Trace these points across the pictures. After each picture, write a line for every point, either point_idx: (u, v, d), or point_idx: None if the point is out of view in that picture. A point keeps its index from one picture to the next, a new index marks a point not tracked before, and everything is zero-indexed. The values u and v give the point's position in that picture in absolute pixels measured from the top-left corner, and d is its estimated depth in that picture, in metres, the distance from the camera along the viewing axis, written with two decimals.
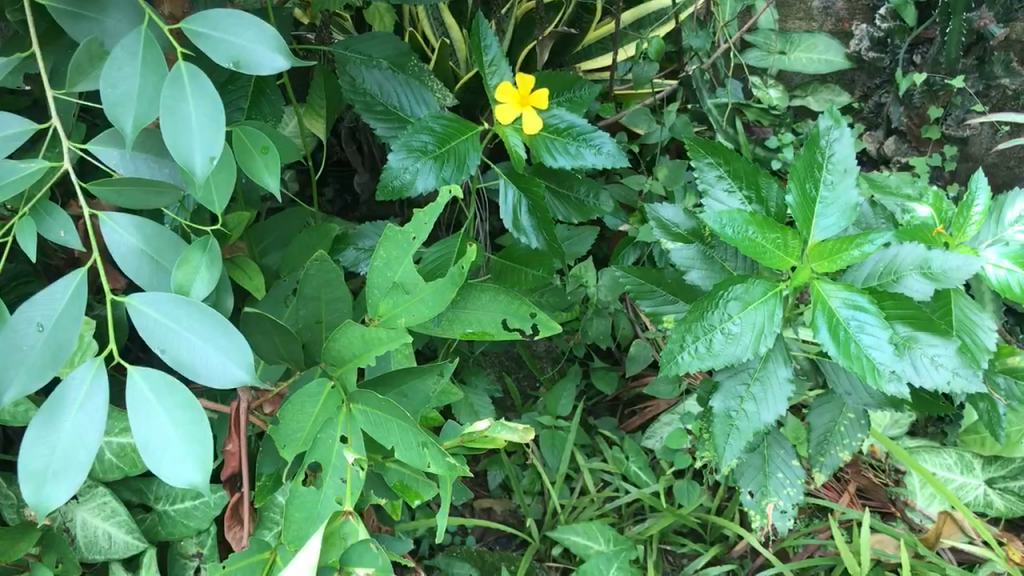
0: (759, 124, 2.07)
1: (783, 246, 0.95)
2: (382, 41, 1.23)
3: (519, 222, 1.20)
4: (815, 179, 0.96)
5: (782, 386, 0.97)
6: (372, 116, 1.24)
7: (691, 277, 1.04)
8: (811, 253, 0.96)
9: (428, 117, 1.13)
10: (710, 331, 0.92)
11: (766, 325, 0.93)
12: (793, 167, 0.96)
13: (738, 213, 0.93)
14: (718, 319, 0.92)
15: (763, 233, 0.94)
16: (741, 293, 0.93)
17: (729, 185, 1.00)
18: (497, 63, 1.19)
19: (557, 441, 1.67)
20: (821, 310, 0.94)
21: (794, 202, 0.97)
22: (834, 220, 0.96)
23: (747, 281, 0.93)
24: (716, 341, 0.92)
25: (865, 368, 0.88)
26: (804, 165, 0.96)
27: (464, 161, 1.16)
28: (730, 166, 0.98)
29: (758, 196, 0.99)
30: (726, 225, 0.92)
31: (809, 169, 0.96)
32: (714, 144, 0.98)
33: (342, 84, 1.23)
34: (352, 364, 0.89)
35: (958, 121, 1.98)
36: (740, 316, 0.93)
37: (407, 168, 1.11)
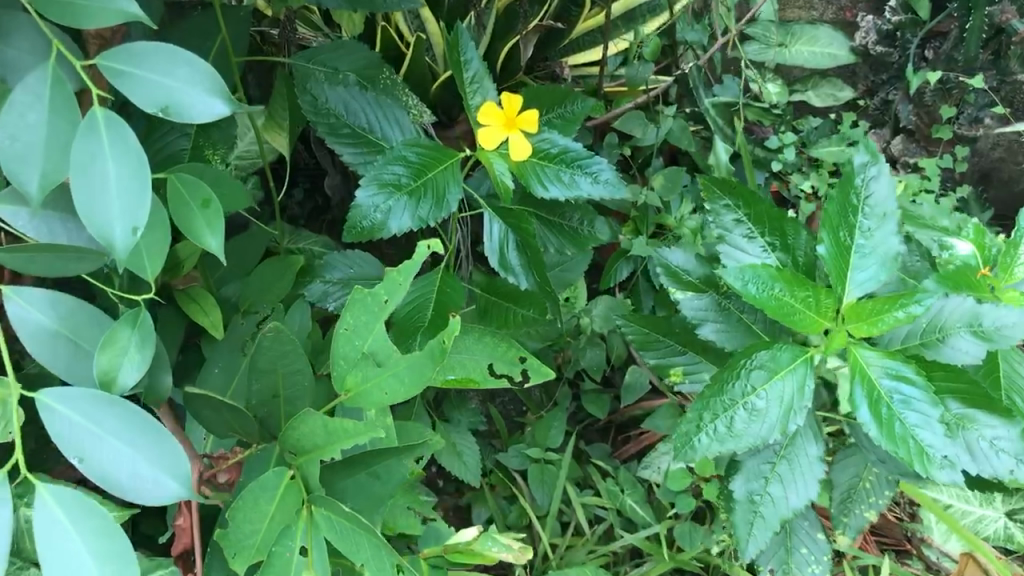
0: (758, 123, 1.94)
1: (814, 306, 0.82)
2: (350, 53, 1.10)
3: (506, 260, 1.07)
4: (851, 226, 0.82)
5: (813, 465, 0.93)
6: (339, 140, 1.10)
7: (702, 331, 0.90)
8: (847, 314, 0.83)
9: (401, 145, 1.00)
10: (731, 408, 0.79)
11: (795, 399, 0.80)
12: (824, 212, 0.82)
13: (762, 267, 0.79)
14: (740, 392, 0.79)
15: (791, 292, 0.81)
16: (766, 359, 0.80)
17: (749, 229, 0.86)
18: (479, 79, 1.06)
19: (547, 476, 1.54)
20: (858, 379, 0.80)
21: (826, 252, 0.82)
22: (873, 272, 0.82)
23: (772, 348, 0.80)
24: (738, 419, 0.79)
25: (913, 454, 0.76)
26: (837, 210, 0.82)
27: (443, 195, 1.02)
28: (751, 210, 0.85)
29: (785, 244, 0.86)
30: (747, 284, 0.79)
31: (843, 215, 0.82)
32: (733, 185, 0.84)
33: (303, 103, 1.09)
34: (314, 456, 0.76)
35: (971, 119, 1.86)
36: (765, 388, 0.79)
37: (375, 208, 0.97)
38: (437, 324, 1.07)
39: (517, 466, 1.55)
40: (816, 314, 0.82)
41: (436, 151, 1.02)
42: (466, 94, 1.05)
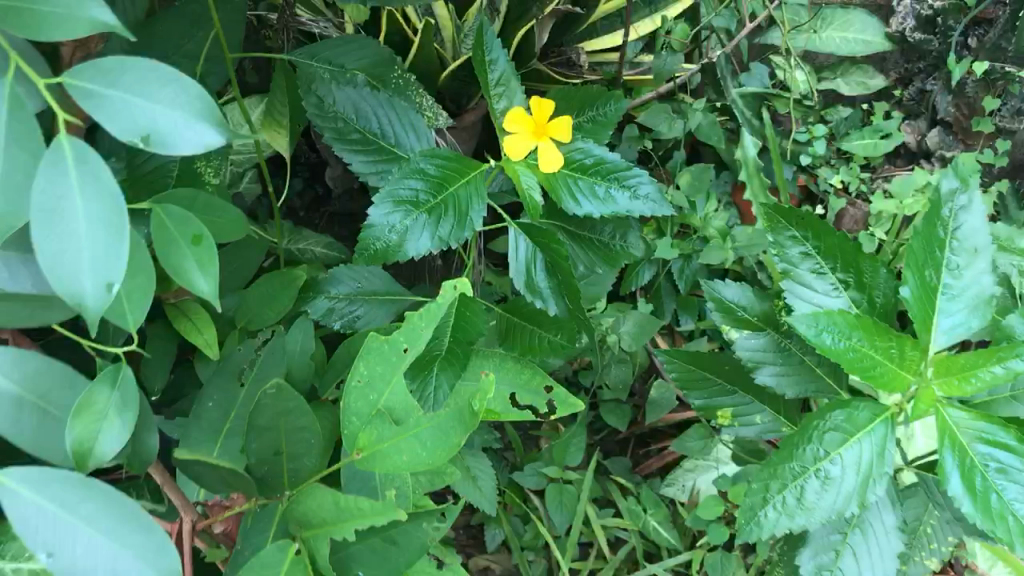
0: (788, 114, 1.81)
1: (897, 358, 0.82)
2: (358, 50, 1.00)
3: (534, 285, 0.96)
4: (937, 264, 0.81)
5: (890, 536, 0.95)
6: (347, 147, 0.98)
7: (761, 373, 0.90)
8: (936, 368, 0.83)
9: (418, 156, 0.88)
10: (799, 476, 0.82)
11: (872, 466, 0.82)
12: (910, 250, 0.80)
13: (838, 315, 0.79)
14: (811, 456, 0.81)
15: (874, 343, 0.80)
16: (842, 420, 0.82)
17: (817, 265, 0.84)
18: (506, 82, 0.95)
19: (565, 497, 1.44)
20: (949, 443, 0.82)
21: (911, 293, 0.81)
22: (965, 319, 0.82)
23: (849, 409, 0.82)
24: (808, 487, 0.81)
25: (1014, 530, 0.76)
26: (921, 246, 0.81)
27: (465, 213, 0.91)
28: (823, 243, 0.82)
29: (859, 279, 0.84)
30: (824, 331, 0.79)
31: (928, 253, 0.81)
32: (800, 216, 0.81)
33: (308, 106, 0.97)
34: (322, 532, 0.66)
35: (1014, 111, 1.72)
36: (838, 453, 0.81)
37: (389, 229, 0.86)
38: (459, 355, 0.95)
39: (533, 485, 1.45)
40: (902, 367, 0.83)
41: (456, 161, 0.91)
42: (490, 98, 0.95)
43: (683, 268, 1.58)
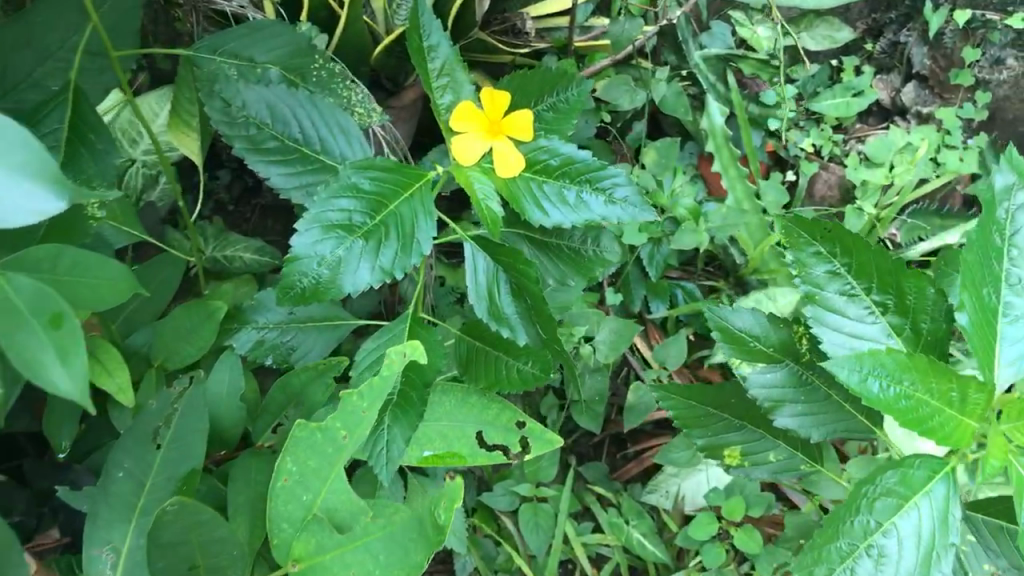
0: (754, 77, 1.64)
1: (959, 404, 0.73)
2: (272, 40, 0.86)
3: (499, 311, 0.83)
4: (996, 280, 0.74)
5: None
6: (263, 158, 0.82)
7: (784, 413, 0.88)
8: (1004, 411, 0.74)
9: (348, 170, 0.74)
10: (850, 557, 0.75)
11: (933, 539, 0.75)
12: (965, 268, 0.73)
13: (886, 355, 0.69)
14: (862, 530, 0.75)
15: (928, 385, 0.71)
16: (895, 484, 0.75)
17: (849, 284, 0.78)
18: (449, 71, 0.81)
19: (542, 519, 1.30)
20: None
21: (970, 320, 0.72)
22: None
23: (903, 470, 0.75)
24: (862, 568, 0.75)
25: None
26: (975, 260, 0.73)
27: (410, 237, 0.76)
28: (856, 260, 0.76)
29: (899, 301, 0.77)
30: (873, 374, 0.69)
31: (985, 268, 0.74)
32: (826, 229, 0.75)
33: (212, 111, 0.81)
34: None
35: (992, 61, 1.59)
36: (892, 524, 0.74)
37: (319, 262, 0.71)
38: (414, 404, 0.80)
39: (504, 507, 1.31)
40: (965, 414, 0.74)
41: (394, 172, 0.76)
42: (433, 94, 0.81)
43: (652, 254, 1.44)
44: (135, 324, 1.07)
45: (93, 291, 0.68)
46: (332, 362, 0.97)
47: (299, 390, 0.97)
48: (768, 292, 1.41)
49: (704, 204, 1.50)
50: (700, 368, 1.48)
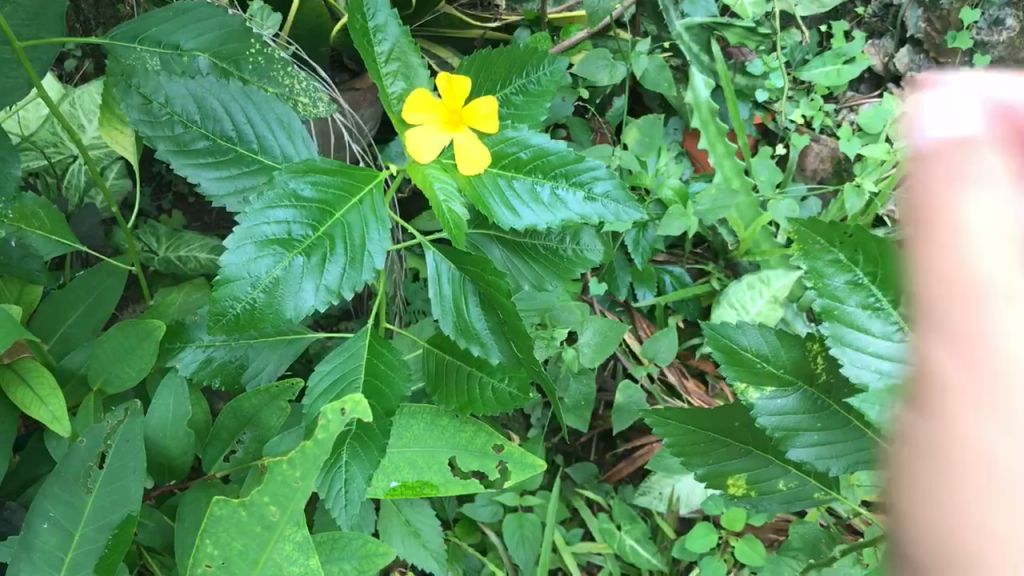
0: (739, 46, 1.55)
1: None
2: (200, 24, 0.76)
3: (468, 327, 0.74)
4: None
5: None
6: (191, 161, 0.73)
7: (795, 442, 0.81)
8: None
9: (286, 174, 0.64)
10: None
11: None
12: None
13: None
14: None
15: None
16: None
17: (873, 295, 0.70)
18: (400, 56, 0.72)
19: (527, 528, 1.22)
20: None
21: None
22: None
23: None
24: None
25: None
26: None
27: (363, 249, 0.66)
28: (881, 269, 0.69)
29: None
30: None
31: None
32: (847, 234, 0.69)
33: (130, 109, 0.71)
34: None
35: (991, 21, 1.45)
36: None
37: (253, 284, 0.62)
38: (373, 434, 0.71)
39: (487, 518, 1.23)
40: None
41: (339, 175, 0.67)
42: (382, 82, 0.72)
43: (637, 239, 1.33)
44: (73, 342, 0.97)
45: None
46: (285, 385, 0.86)
47: (252, 414, 0.87)
48: (760, 276, 1.32)
49: (690, 184, 1.41)
50: (691, 358, 1.38)
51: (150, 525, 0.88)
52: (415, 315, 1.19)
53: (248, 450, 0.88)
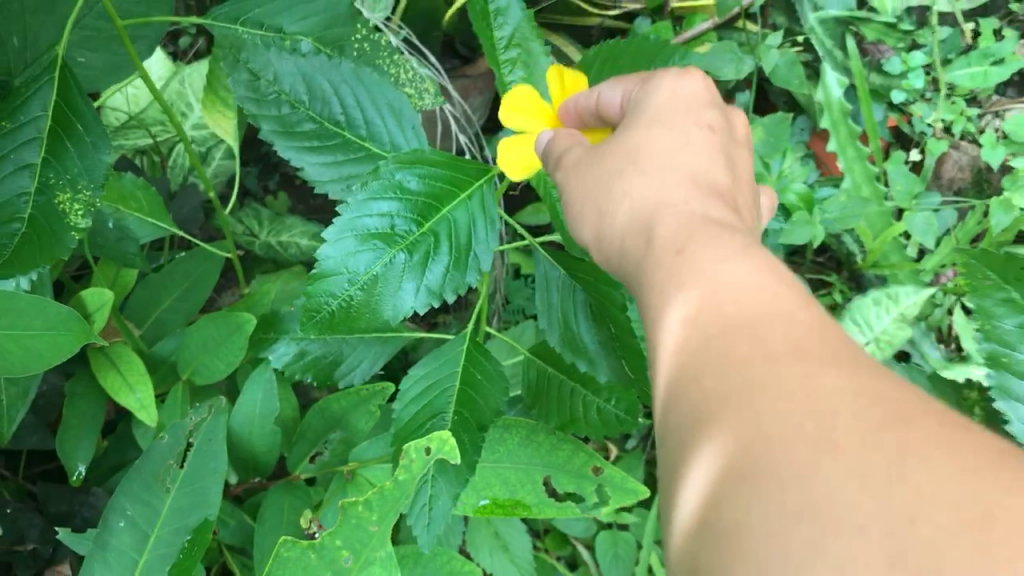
0: (876, 43, 1.44)
1: None
2: (310, 4, 0.72)
3: (576, 338, 0.69)
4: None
5: None
6: (296, 145, 0.70)
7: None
8: None
9: (392, 166, 0.59)
10: None
11: None
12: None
13: None
14: None
15: None
16: None
17: None
18: (525, 40, 0.68)
19: (622, 548, 1.15)
20: None
21: None
22: None
23: None
24: None
25: None
26: None
27: (465, 253, 0.61)
28: None
29: None
30: None
31: None
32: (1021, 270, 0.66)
33: (237, 85, 0.69)
34: None
35: None
36: None
37: (351, 281, 0.58)
38: (465, 449, 0.66)
39: (580, 533, 1.17)
40: None
41: (449, 167, 0.61)
42: (500, 70, 0.68)
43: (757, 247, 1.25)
44: (167, 327, 0.95)
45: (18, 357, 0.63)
46: (377, 390, 0.85)
47: (340, 416, 0.85)
48: (887, 292, 1.22)
49: (816, 189, 1.32)
50: None
51: (232, 523, 0.85)
52: (515, 315, 1.15)
53: (335, 453, 0.85)
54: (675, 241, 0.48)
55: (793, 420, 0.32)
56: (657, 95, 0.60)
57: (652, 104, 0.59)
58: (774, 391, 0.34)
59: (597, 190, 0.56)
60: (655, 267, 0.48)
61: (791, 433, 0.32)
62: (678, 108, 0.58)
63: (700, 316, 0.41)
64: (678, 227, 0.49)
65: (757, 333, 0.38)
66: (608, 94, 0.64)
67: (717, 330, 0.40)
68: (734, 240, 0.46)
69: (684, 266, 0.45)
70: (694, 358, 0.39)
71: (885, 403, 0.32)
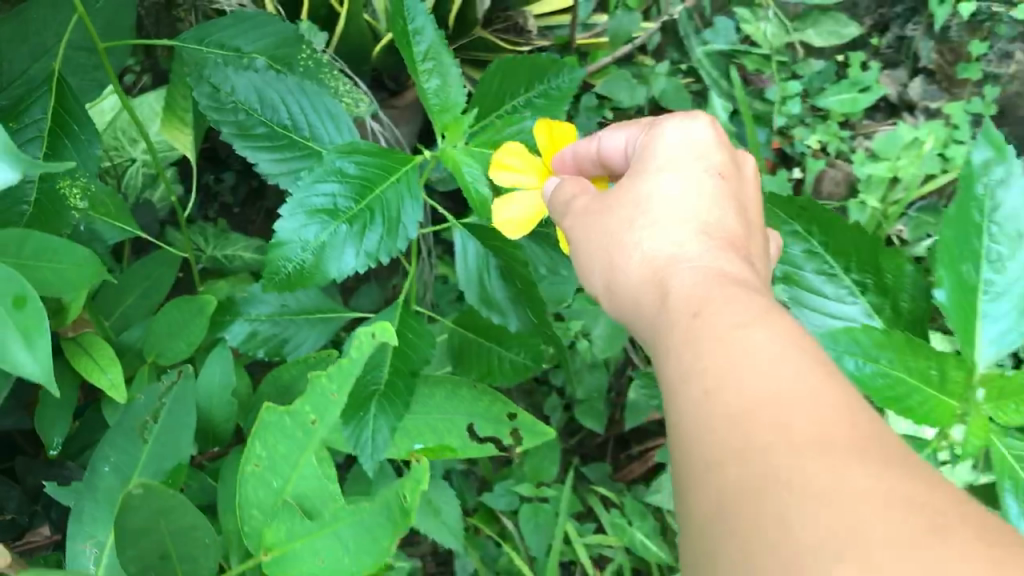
0: (758, 73, 1.63)
1: (938, 383, 0.75)
2: (258, 29, 0.87)
3: (486, 294, 0.86)
4: (967, 255, 0.73)
5: None
6: (252, 144, 0.83)
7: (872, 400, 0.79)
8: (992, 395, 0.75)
9: (332, 154, 0.74)
10: None
11: None
12: (940, 245, 0.74)
13: (861, 334, 0.74)
14: None
15: (906, 362, 0.74)
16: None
17: (832, 267, 0.86)
18: (436, 56, 0.81)
19: (541, 517, 1.30)
20: (1012, 486, 0.74)
21: (947, 298, 0.74)
22: (1010, 334, 0.72)
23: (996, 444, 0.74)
24: None
25: None
26: (952, 240, 0.74)
27: (397, 221, 0.76)
28: (831, 240, 0.85)
29: (876, 280, 0.85)
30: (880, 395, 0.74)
31: (967, 249, 0.74)
32: (802, 209, 0.84)
33: (200, 96, 0.83)
34: None
35: (1000, 54, 1.59)
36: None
37: (303, 247, 0.72)
38: (400, 393, 0.82)
39: (505, 506, 1.31)
40: (945, 395, 0.75)
41: (383, 155, 0.76)
42: (418, 78, 0.80)
43: None
44: (131, 320, 1.07)
45: (56, 275, 0.75)
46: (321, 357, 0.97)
47: (289, 386, 0.97)
48: None
49: None
50: None
51: (195, 485, 0.96)
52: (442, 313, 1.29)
53: None
54: (693, 313, 0.59)
55: (817, 518, 0.41)
56: (661, 158, 0.73)
57: (655, 173, 0.71)
58: (800, 484, 0.43)
59: (610, 238, 0.71)
60: (675, 333, 0.59)
61: (813, 532, 0.40)
62: (684, 172, 0.71)
63: (729, 391, 0.51)
64: (690, 293, 0.61)
65: (782, 413, 0.48)
66: (610, 145, 0.79)
67: (745, 404, 0.49)
68: (748, 315, 0.56)
69: (702, 328, 0.57)
70: (727, 437, 0.48)
71: (895, 506, 0.40)
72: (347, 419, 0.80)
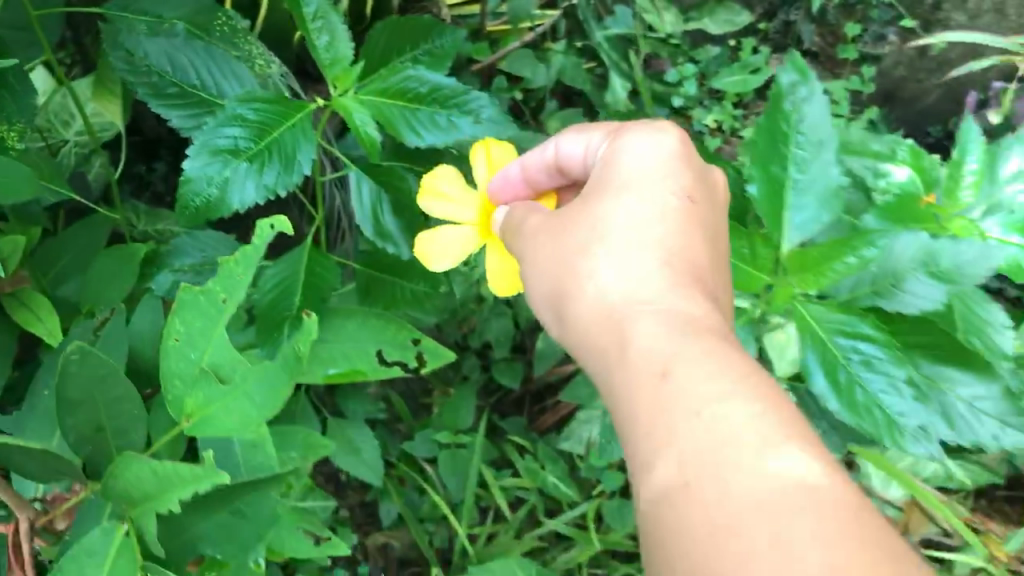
0: (656, 57, 1.75)
1: (750, 258, 0.94)
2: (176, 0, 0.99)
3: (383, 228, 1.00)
4: (779, 159, 0.93)
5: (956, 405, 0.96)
6: (164, 102, 0.93)
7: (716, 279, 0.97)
8: (792, 266, 0.93)
9: (234, 101, 0.84)
10: (848, 389, 0.90)
11: (836, 359, 0.90)
12: (755, 149, 0.93)
13: None
14: (844, 375, 0.90)
15: None
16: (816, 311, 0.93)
17: None
18: (324, 15, 0.91)
19: (458, 460, 1.41)
20: (808, 342, 0.92)
21: (757, 190, 0.94)
22: (808, 213, 0.93)
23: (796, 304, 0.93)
24: (856, 395, 0.89)
25: (873, 410, 0.89)
26: (761, 143, 0.93)
27: (292, 157, 0.86)
28: None
29: None
30: None
31: (772, 150, 0.93)
32: None
33: (117, 61, 0.94)
34: (146, 505, 0.74)
35: (876, 36, 1.72)
36: (808, 347, 0.92)
37: (208, 182, 0.82)
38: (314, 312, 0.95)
39: (425, 453, 1.41)
40: (756, 267, 0.94)
41: (277, 104, 0.86)
42: (311, 35, 0.91)
43: None
44: (67, 278, 1.15)
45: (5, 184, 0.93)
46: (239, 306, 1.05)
47: None
48: None
49: None
50: None
51: None
52: None
53: None
54: (664, 368, 0.64)
55: None
56: (631, 196, 0.76)
57: (624, 208, 0.76)
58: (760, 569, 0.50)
59: (568, 276, 0.75)
60: (644, 380, 0.65)
61: None
62: (647, 211, 0.75)
63: (703, 457, 0.57)
64: (655, 341, 0.67)
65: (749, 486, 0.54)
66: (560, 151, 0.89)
67: (717, 470, 0.56)
68: (718, 373, 0.62)
69: (674, 387, 0.62)
70: (701, 503, 0.55)
71: None
72: (263, 340, 0.92)
